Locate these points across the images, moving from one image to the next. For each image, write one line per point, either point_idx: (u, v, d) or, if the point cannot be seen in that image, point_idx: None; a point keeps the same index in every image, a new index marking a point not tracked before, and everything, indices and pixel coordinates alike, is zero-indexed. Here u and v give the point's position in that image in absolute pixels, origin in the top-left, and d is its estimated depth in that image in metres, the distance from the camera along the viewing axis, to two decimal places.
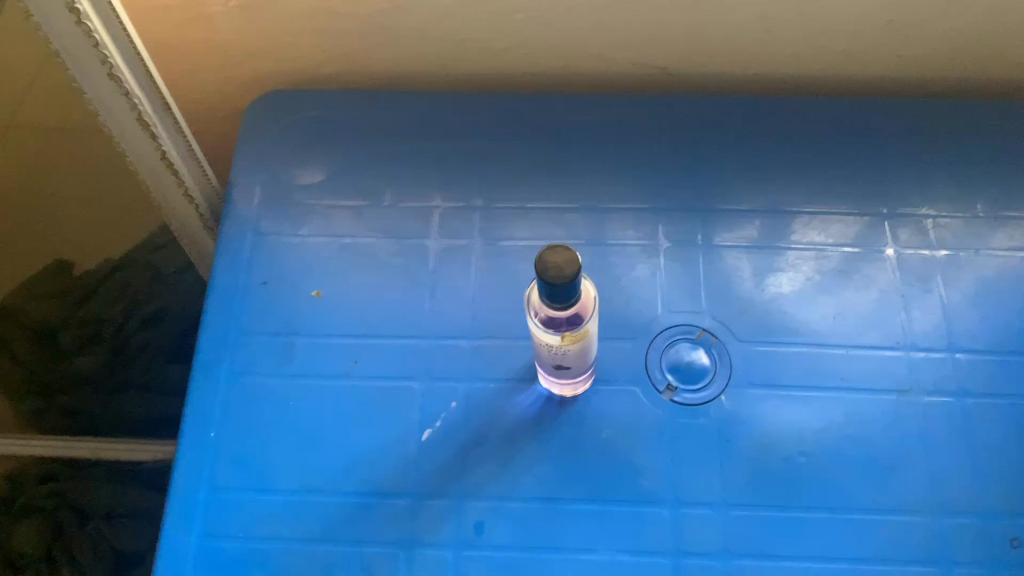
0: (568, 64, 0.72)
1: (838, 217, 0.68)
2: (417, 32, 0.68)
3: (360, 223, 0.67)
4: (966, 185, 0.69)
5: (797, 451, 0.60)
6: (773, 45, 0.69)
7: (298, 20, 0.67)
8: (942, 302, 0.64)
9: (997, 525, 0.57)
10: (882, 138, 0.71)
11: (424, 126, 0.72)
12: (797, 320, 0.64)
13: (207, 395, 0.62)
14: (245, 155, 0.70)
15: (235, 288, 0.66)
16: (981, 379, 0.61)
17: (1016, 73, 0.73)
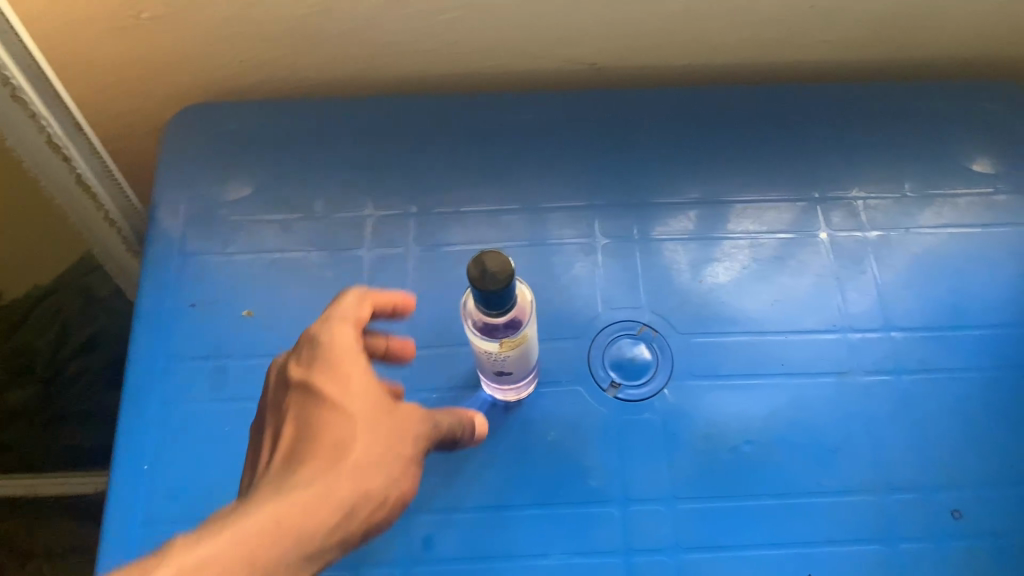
0: (498, 64, 0.73)
1: (772, 205, 0.69)
2: (343, 37, 0.68)
3: (289, 237, 0.67)
4: (894, 167, 0.71)
5: (744, 439, 0.60)
6: (700, 23, 0.69)
7: (222, 29, 0.66)
8: (876, 282, 0.66)
9: (939, 498, 0.58)
10: (813, 125, 0.72)
11: (358, 135, 0.71)
12: (737, 309, 0.64)
13: (139, 426, 0.60)
14: (168, 172, 0.70)
15: (163, 313, 0.64)
16: (915, 355, 0.63)
17: (934, 54, 0.75)
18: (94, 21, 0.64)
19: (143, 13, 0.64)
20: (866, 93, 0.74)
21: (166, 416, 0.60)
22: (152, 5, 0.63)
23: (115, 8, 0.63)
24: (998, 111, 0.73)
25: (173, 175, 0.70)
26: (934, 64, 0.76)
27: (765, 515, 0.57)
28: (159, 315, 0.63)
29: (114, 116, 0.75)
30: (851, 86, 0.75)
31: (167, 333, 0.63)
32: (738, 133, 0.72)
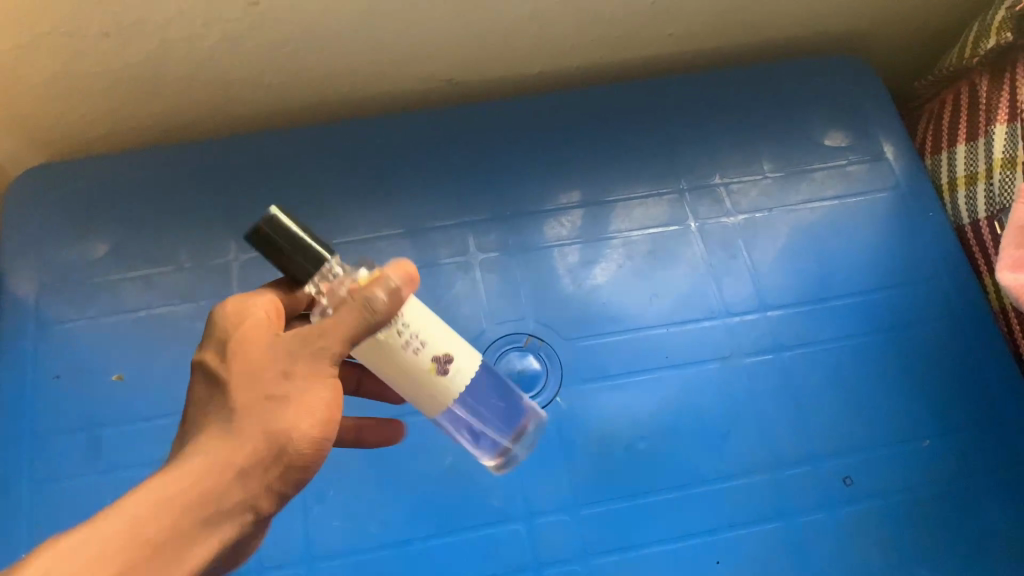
0: (352, 90, 0.72)
1: (639, 201, 0.70)
2: (186, 79, 0.66)
3: (152, 292, 0.64)
4: (751, 150, 0.73)
5: (636, 436, 0.60)
6: (547, 28, 0.69)
7: (53, 83, 0.63)
8: (747, 264, 0.67)
9: (827, 466, 0.60)
10: (669, 117, 0.74)
11: (215, 178, 0.69)
12: (617, 308, 0.65)
13: (8, 513, 0.56)
14: (14, 239, 0.66)
15: (23, 388, 0.60)
16: (792, 330, 0.64)
17: (776, 37, 0.77)
18: None
19: None
20: (716, 81, 0.76)
21: (38, 499, 0.56)
22: None
23: None
24: (841, 84, 0.76)
25: (18, 243, 0.66)
26: (777, 47, 0.79)
27: (664, 508, 0.58)
28: (18, 392, 0.60)
29: None
30: (701, 76, 0.76)
31: (29, 409, 0.59)
32: (599, 133, 0.73)
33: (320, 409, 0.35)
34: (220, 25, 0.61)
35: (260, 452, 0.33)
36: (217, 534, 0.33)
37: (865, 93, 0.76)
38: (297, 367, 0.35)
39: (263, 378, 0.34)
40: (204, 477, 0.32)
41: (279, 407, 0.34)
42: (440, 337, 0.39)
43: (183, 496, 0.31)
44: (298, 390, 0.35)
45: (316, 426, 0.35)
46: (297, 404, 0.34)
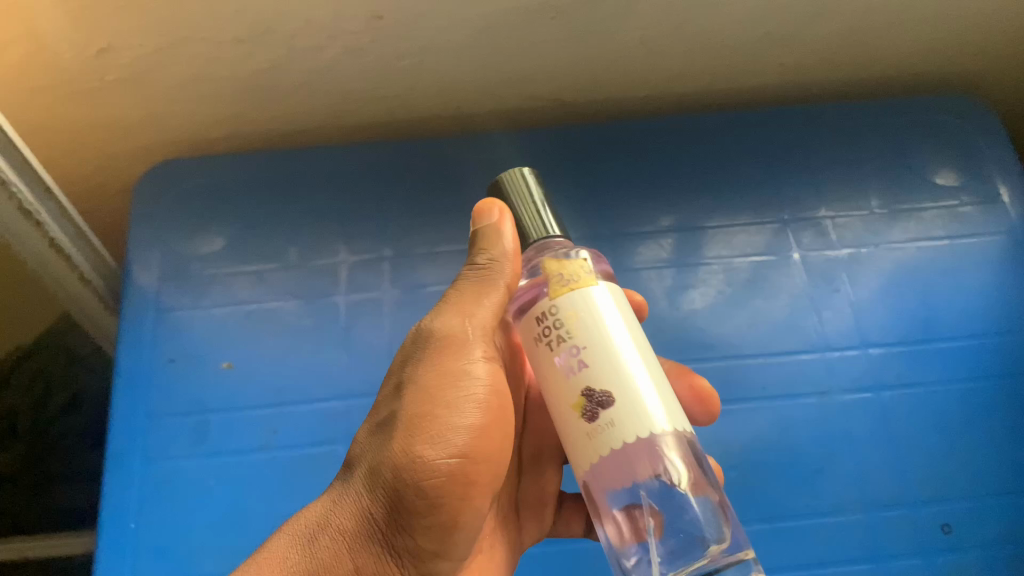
0: (463, 105, 0.73)
1: (742, 229, 0.70)
2: (307, 87, 0.68)
3: (263, 287, 0.67)
4: (859, 185, 0.72)
5: (726, 465, 0.60)
6: (658, 54, 0.70)
7: (185, 87, 0.66)
8: (849, 299, 0.66)
9: (925, 513, 0.59)
10: (776, 147, 0.74)
11: (329, 182, 0.71)
12: (714, 334, 0.65)
13: (120, 489, 0.59)
14: (140, 231, 0.70)
15: (139, 372, 0.63)
16: (894, 370, 0.63)
17: (890, 72, 0.76)
18: (56, 86, 0.64)
19: (107, 76, 0.63)
20: (826, 114, 0.75)
21: (148, 477, 0.59)
22: (116, 68, 0.63)
23: (79, 73, 0.63)
24: (955, 124, 0.75)
25: (144, 232, 0.69)
26: (890, 82, 0.78)
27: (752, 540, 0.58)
28: (135, 374, 0.63)
29: (83, 178, 0.74)
30: (811, 108, 0.76)
31: (145, 391, 0.62)
32: (704, 160, 0.73)
33: (440, 418, 0.40)
34: (344, 39, 0.63)
35: (380, 465, 0.39)
36: (356, 553, 0.38)
37: (980, 134, 0.74)
38: (416, 383, 0.41)
39: (389, 405, 0.41)
40: (334, 515, 0.39)
41: (396, 422, 0.40)
42: (621, 382, 0.37)
43: (326, 542, 0.38)
44: (419, 408, 0.40)
45: (434, 433, 0.39)
46: (416, 420, 0.40)
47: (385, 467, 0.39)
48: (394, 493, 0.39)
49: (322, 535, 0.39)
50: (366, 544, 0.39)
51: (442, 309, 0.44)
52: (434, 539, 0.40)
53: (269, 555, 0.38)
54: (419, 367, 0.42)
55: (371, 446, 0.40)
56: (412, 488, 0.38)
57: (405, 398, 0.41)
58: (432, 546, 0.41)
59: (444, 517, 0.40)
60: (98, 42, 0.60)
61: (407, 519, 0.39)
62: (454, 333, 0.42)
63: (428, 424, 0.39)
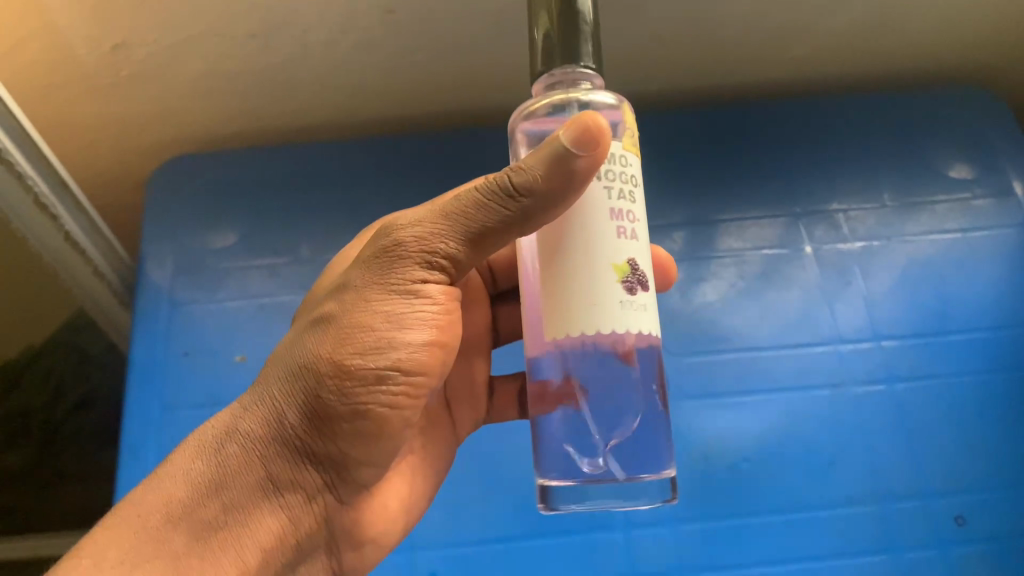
0: (475, 100, 0.74)
1: (754, 222, 0.70)
2: (319, 82, 0.69)
3: (277, 282, 0.67)
4: (872, 178, 0.72)
5: (739, 458, 0.60)
6: (669, 48, 0.70)
7: (199, 81, 0.66)
8: (862, 291, 0.66)
9: (940, 505, 0.59)
10: (788, 140, 0.73)
11: (341, 176, 0.72)
12: (726, 327, 0.65)
13: (137, 480, 0.60)
14: (154, 225, 0.70)
15: (154, 364, 0.64)
16: (906, 362, 0.63)
17: (903, 64, 0.76)
18: (70, 82, 0.64)
19: (121, 71, 0.64)
20: (838, 107, 0.75)
21: None
22: (130, 62, 0.63)
23: (93, 68, 0.63)
24: (968, 116, 0.75)
25: (159, 227, 0.70)
26: (903, 74, 0.78)
27: (766, 532, 0.58)
28: (150, 366, 0.64)
29: (98, 173, 0.75)
30: (823, 101, 0.76)
31: (159, 383, 0.63)
32: (716, 154, 0.73)
33: (379, 332, 0.35)
34: (356, 33, 0.64)
35: (302, 370, 0.35)
36: (269, 465, 0.35)
37: (992, 126, 0.74)
38: (361, 286, 0.35)
39: (328, 302, 0.36)
40: (242, 420, 0.36)
41: (326, 329, 0.35)
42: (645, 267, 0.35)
43: (231, 453, 0.35)
44: (355, 313, 0.35)
45: (372, 345, 0.35)
46: (352, 329, 0.35)
47: (305, 376, 0.35)
48: (315, 407, 0.35)
49: (226, 443, 0.35)
50: (280, 456, 0.35)
51: (432, 221, 0.35)
52: (361, 449, 0.37)
53: (174, 467, 0.35)
54: (367, 269, 0.36)
55: (299, 343, 0.36)
56: (339, 406, 0.35)
57: (345, 303, 0.35)
58: (361, 456, 0.37)
59: (375, 431, 0.36)
60: (112, 37, 0.61)
61: (328, 433, 0.35)
62: (413, 236, 0.35)
63: (360, 337, 0.35)
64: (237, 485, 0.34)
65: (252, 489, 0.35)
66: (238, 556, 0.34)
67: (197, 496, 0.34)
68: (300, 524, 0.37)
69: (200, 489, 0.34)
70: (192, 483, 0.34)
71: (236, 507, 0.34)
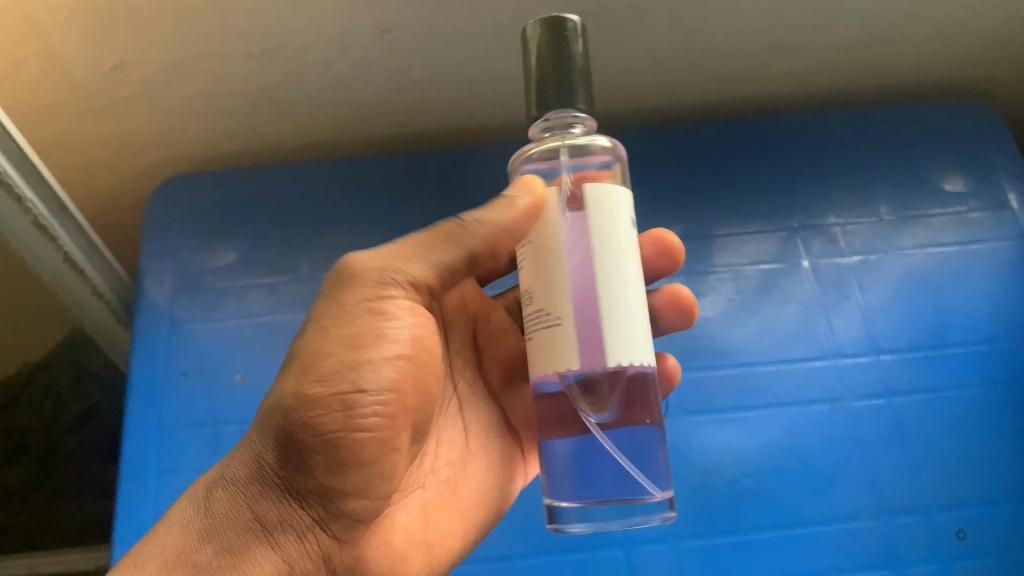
0: (471, 117, 0.74)
1: (751, 237, 0.70)
2: (317, 100, 0.69)
3: (276, 299, 0.67)
4: (867, 192, 0.72)
5: (741, 473, 0.60)
6: (665, 64, 0.70)
7: (197, 101, 0.66)
8: (860, 305, 0.66)
9: (941, 519, 0.59)
10: (785, 155, 0.74)
11: (339, 194, 0.72)
12: (724, 342, 0.65)
13: (136, 500, 0.60)
14: (152, 244, 0.70)
15: (153, 383, 0.64)
16: (905, 376, 0.63)
17: (896, 79, 0.77)
18: (70, 102, 0.64)
19: (120, 91, 0.64)
20: (833, 122, 0.76)
21: (163, 488, 0.60)
22: (129, 82, 0.63)
23: (93, 89, 0.63)
24: (963, 129, 0.75)
25: (157, 246, 0.70)
26: (897, 88, 0.78)
27: (767, 548, 0.58)
28: (149, 386, 0.63)
29: (96, 192, 0.75)
30: (818, 116, 0.76)
31: (158, 403, 0.63)
32: (712, 169, 0.73)
33: (334, 356, 0.40)
34: (355, 51, 0.64)
35: (271, 409, 0.39)
36: (250, 504, 0.38)
37: (987, 140, 0.74)
38: (324, 313, 0.41)
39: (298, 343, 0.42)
40: (228, 473, 0.40)
41: (291, 367, 0.40)
42: None
43: (220, 499, 0.39)
44: (313, 345, 0.40)
45: (327, 370, 0.39)
46: (308, 358, 0.40)
47: (275, 411, 0.39)
48: (283, 436, 0.39)
49: (215, 495, 0.39)
50: (261, 494, 0.39)
51: (388, 256, 0.43)
52: (345, 477, 0.39)
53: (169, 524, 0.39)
54: (331, 299, 0.42)
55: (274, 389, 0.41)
56: (296, 428, 0.38)
57: (309, 338, 0.41)
58: (348, 486, 0.40)
59: (343, 453, 0.39)
60: (111, 58, 0.61)
61: (303, 458, 0.39)
62: (370, 272, 0.42)
63: (316, 364, 0.39)
64: (224, 527, 0.38)
65: (241, 527, 0.38)
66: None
67: (190, 538, 0.37)
68: (297, 561, 0.39)
69: (195, 533, 0.37)
70: (183, 531, 0.37)
71: (225, 543, 0.37)
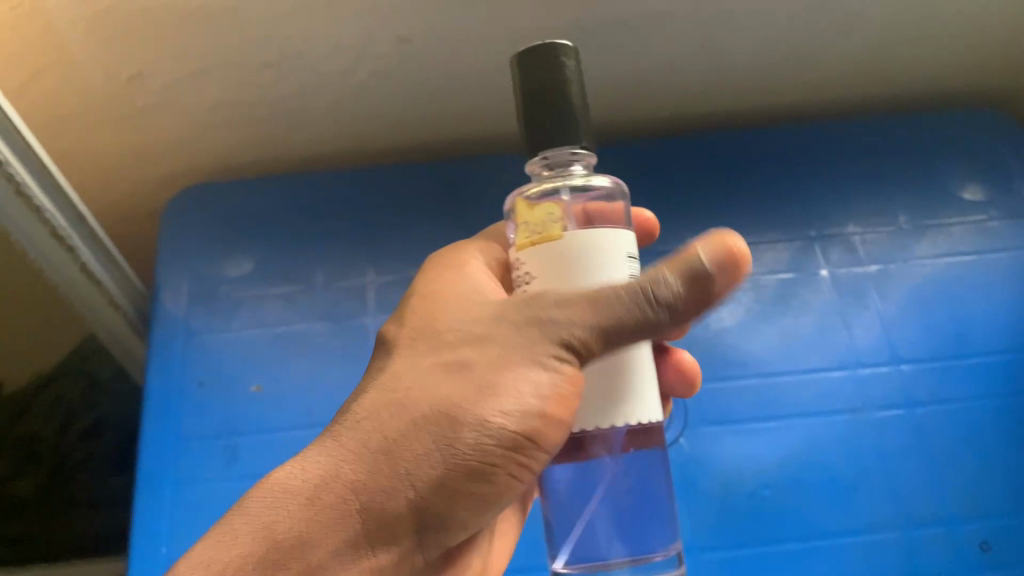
0: (486, 126, 0.74)
1: (769, 246, 0.69)
2: (333, 111, 0.69)
3: (292, 309, 0.67)
4: (886, 201, 0.71)
5: (762, 485, 0.60)
6: (681, 73, 0.70)
7: (214, 111, 0.66)
8: (879, 315, 0.66)
9: (965, 530, 0.58)
10: (802, 163, 0.73)
11: (354, 203, 0.72)
12: (745, 352, 0.64)
13: (154, 511, 0.59)
14: (168, 254, 0.70)
15: (169, 394, 0.64)
16: (927, 387, 0.63)
17: (913, 87, 0.76)
18: (88, 112, 0.64)
19: (139, 101, 0.64)
20: (850, 130, 0.75)
21: (180, 499, 0.60)
22: (146, 92, 0.63)
23: (110, 98, 0.63)
24: (981, 138, 0.75)
25: (173, 255, 0.70)
26: (913, 97, 0.78)
27: (788, 560, 0.57)
28: (166, 397, 0.63)
29: (113, 202, 0.75)
30: (835, 124, 0.76)
31: (174, 414, 0.63)
32: (730, 177, 0.72)
33: (519, 397, 0.34)
34: (371, 61, 0.64)
35: (432, 419, 0.34)
36: (368, 525, 0.32)
37: (1005, 149, 0.74)
38: (508, 338, 0.35)
39: (469, 349, 0.35)
40: (342, 471, 0.33)
41: (463, 378, 0.34)
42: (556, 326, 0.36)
43: (332, 502, 0.32)
44: (506, 379, 0.34)
45: (506, 405, 0.34)
46: (497, 391, 0.34)
47: (438, 423, 0.34)
48: (441, 460, 0.33)
49: (324, 493, 0.32)
50: (382, 516, 0.33)
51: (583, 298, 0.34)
52: (466, 510, 0.35)
53: None
54: (517, 321, 0.35)
55: (423, 383, 0.35)
56: (453, 463, 0.33)
57: (490, 351, 0.35)
58: (461, 520, 0.35)
59: (484, 490, 0.35)
60: (129, 68, 0.61)
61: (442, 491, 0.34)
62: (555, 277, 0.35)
63: (504, 397, 0.34)
64: (321, 541, 0.32)
65: (344, 546, 0.32)
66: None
67: (284, 545, 0.31)
68: None
69: (289, 546, 0.31)
70: (275, 537, 0.31)
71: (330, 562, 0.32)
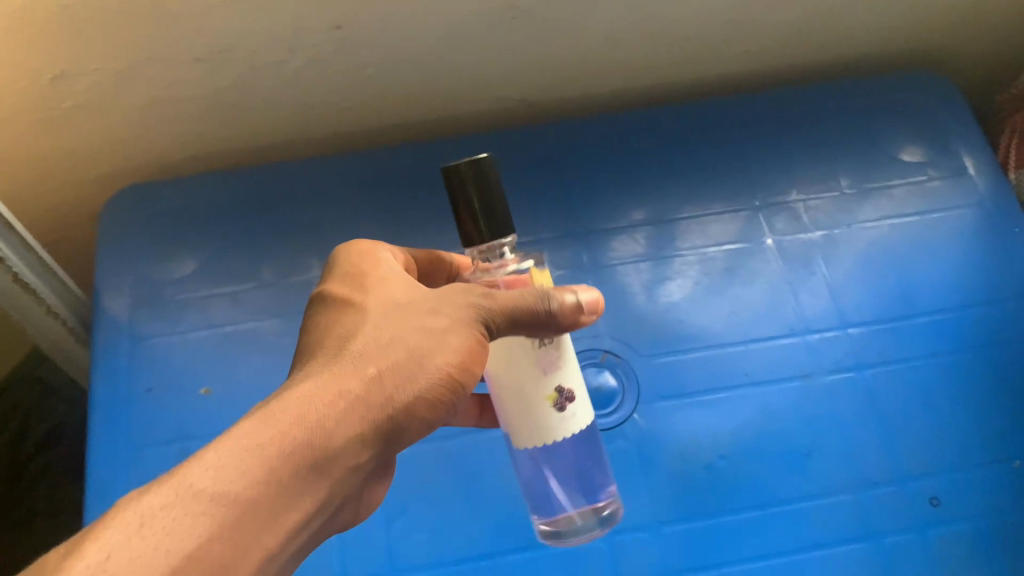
0: (428, 111, 0.73)
1: (715, 218, 0.70)
2: (270, 103, 0.68)
3: (239, 308, 0.66)
4: (828, 166, 0.72)
5: (718, 455, 0.60)
6: (621, 48, 0.70)
7: (147, 108, 0.65)
8: (826, 281, 0.66)
9: (917, 488, 0.59)
10: (744, 133, 0.74)
11: (297, 196, 0.71)
12: (695, 325, 0.65)
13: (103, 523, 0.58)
14: (107, 258, 0.68)
15: (115, 402, 0.62)
16: (874, 349, 0.64)
17: (850, 53, 0.77)
18: (14, 115, 0.62)
19: (67, 101, 0.62)
20: (790, 97, 0.76)
21: None
22: (73, 93, 0.62)
23: (37, 101, 0.62)
24: (919, 99, 0.75)
25: (113, 259, 0.68)
26: (851, 62, 0.78)
27: (747, 528, 0.58)
28: (112, 405, 0.62)
29: (48, 207, 0.73)
30: (775, 92, 0.76)
31: (123, 421, 0.61)
32: (674, 150, 0.73)
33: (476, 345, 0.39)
34: (306, 50, 0.63)
35: (410, 357, 0.38)
36: (361, 433, 0.36)
37: (944, 109, 0.75)
38: (460, 297, 0.39)
39: (433, 302, 0.40)
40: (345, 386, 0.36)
41: (433, 325, 0.39)
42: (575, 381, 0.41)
43: (346, 408, 0.35)
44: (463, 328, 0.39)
45: (465, 351, 0.38)
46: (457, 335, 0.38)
47: (414, 359, 0.38)
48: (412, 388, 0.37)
49: (337, 401, 0.35)
50: (373, 423, 0.36)
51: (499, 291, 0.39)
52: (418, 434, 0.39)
53: None
54: (464, 294, 0.40)
55: (399, 333, 0.38)
56: (421, 393, 0.38)
57: (448, 309, 0.39)
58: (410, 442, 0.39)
59: (435, 419, 0.39)
60: (53, 68, 0.59)
61: (415, 409, 0.38)
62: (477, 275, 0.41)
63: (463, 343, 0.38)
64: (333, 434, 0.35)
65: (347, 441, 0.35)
66: (302, 503, 0.34)
67: (315, 437, 0.34)
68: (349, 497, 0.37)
69: (309, 440, 0.34)
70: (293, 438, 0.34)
71: (336, 453, 0.35)
